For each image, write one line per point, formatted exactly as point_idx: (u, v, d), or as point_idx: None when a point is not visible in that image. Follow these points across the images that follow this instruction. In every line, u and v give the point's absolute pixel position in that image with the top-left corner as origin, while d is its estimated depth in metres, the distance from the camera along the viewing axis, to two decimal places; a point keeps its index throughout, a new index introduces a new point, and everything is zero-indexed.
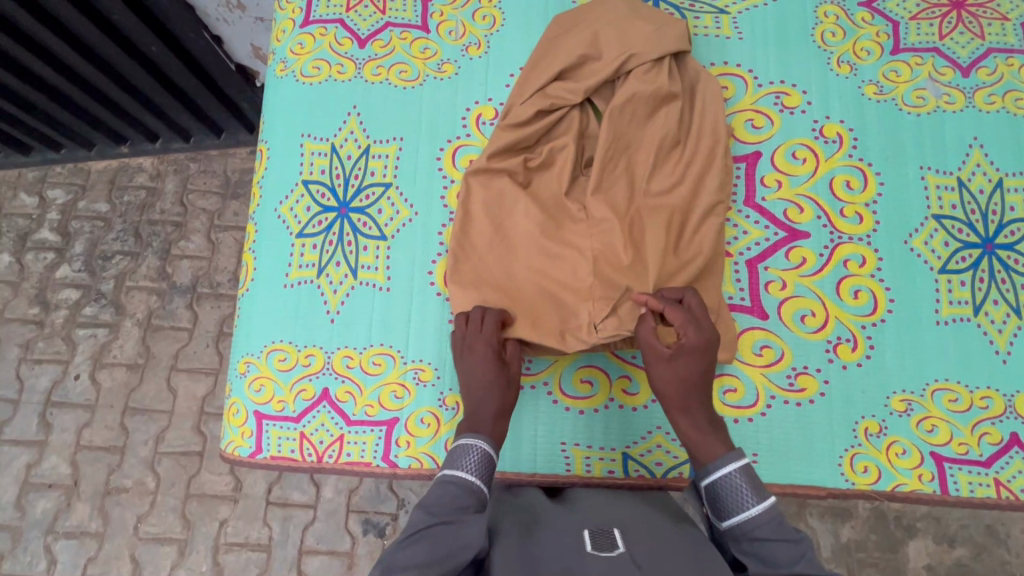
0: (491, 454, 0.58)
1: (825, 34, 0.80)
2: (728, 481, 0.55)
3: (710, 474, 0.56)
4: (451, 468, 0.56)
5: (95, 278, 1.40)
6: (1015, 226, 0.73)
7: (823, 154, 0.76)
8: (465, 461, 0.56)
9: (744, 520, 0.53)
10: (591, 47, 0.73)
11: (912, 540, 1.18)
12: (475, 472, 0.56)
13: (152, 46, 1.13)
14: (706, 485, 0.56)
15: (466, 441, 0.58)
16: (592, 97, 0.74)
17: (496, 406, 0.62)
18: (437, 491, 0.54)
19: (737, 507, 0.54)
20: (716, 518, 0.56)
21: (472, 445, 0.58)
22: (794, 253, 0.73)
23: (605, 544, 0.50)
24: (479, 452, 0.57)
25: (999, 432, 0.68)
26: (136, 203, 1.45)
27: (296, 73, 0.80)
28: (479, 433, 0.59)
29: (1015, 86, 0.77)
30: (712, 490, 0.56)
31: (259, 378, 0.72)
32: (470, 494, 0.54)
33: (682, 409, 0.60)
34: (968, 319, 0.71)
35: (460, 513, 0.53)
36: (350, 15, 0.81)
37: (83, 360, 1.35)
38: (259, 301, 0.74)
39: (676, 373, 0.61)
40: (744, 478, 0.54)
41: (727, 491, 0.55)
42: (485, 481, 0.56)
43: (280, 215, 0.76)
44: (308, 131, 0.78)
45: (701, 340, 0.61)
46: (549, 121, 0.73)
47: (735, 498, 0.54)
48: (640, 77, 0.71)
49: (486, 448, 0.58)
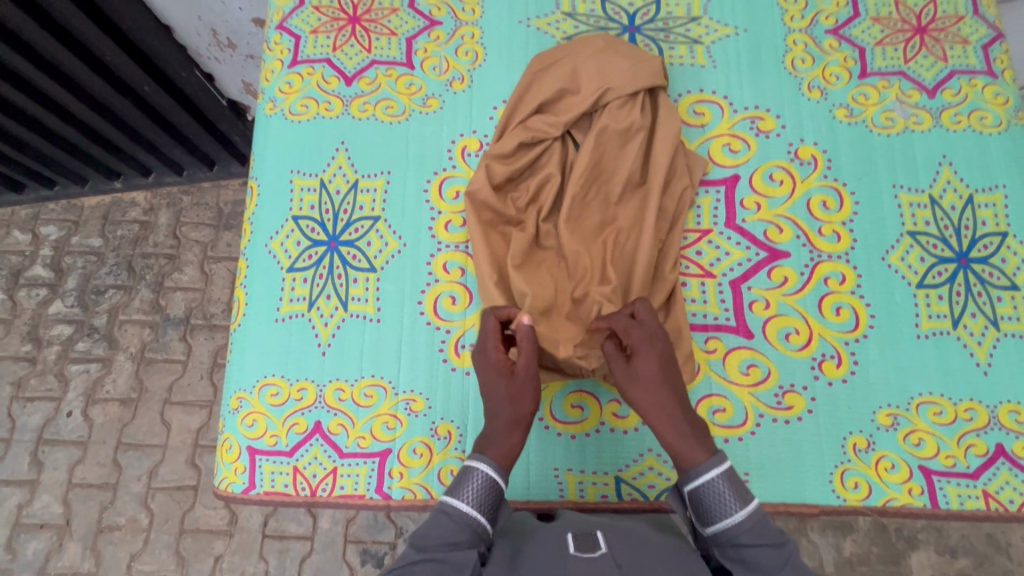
0: (493, 480, 0.57)
1: (796, 61, 0.83)
2: (712, 488, 0.55)
3: (695, 479, 0.56)
4: (451, 496, 0.56)
5: (88, 313, 1.41)
6: (988, 240, 0.75)
7: (799, 175, 0.78)
8: (466, 488, 0.56)
9: (730, 526, 0.53)
10: (570, 81, 0.76)
11: (914, 552, 1.18)
12: (472, 500, 0.56)
13: (144, 85, 1.15)
14: (689, 490, 0.56)
15: (472, 465, 0.58)
16: (571, 129, 0.77)
17: (511, 419, 0.61)
18: (429, 522, 0.55)
19: (723, 514, 0.54)
20: (699, 522, 0.56)
21: (476, 470, 0.57)
22: (776, 272, 0.75)
23: (587, 544, 0.52)
24: (479, 478, 0.57)
25: (984, 443, 0.69)
26: (129, 237, 1.46)
27: (285, 111, 0.82)
28: (486, 455, 0.59)
29: (980, 106, 0.80)
30: (696, 495, 0.56)
31: (252, 414, 0.72)
32: (464, 529, 0.54)
33: (653, 411, 0.59)
34: (948, 332, 0.73)
35: (452, 548, 0.52)
36: (337, 54, 0.84)
37: (75, 397, 1.34)
38: (250, 337, 0.75)
39: (633, 374, 0.60)
40: (727, 485, 0.55)
41: (712, 498, 0.55)
42: (487, 509, 0.56)
43: (270, 250, 0.77)
44: (298, 167, 0.80)
45: (647, 333, 0.62)
46: (532, 154, 0.76)
47: (720, 504, 0.54)
48: (615, 111, 0.75)
49: (490, 473, 0.57)
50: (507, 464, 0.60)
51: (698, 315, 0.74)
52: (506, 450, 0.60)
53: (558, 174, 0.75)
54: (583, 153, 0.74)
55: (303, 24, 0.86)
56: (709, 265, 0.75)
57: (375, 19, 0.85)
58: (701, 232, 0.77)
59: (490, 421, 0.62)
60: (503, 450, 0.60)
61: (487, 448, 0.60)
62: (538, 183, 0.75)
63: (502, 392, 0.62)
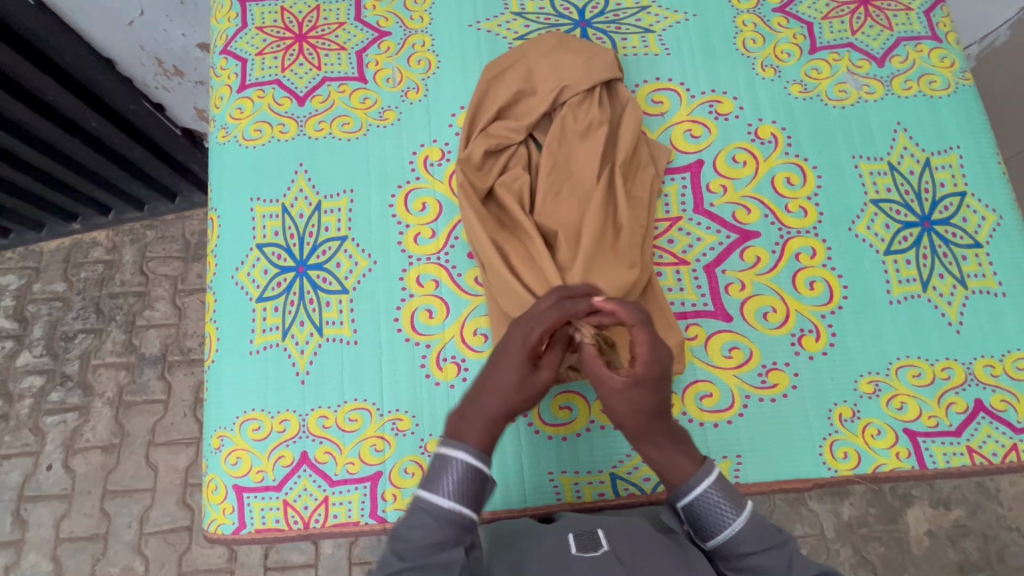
0: (473, 466, 0.55)
1: (747, 41, 0.84)
2: (705, 500, 0.56)
3: (688, 495, 0.57)
4: (431, 491, 0.54)
5: (59, 360, 1.36)
6: (948, 201, 0.77)
7: (761, 155, 0.79)
8: (444, 480, 0.54)
9: (730, 535, 0.55)
10: (525, 83, 0.76)
11: (910, 508, 1.25)
12: (454, 494, 0.54)
13: (90, 121, 1.11)
14: (686, 507, 0.57)
15: (450, 454, 0.55)
16: (533, 132, 0.76)
17: (498, 409, 0.57)
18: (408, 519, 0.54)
19: (720, 524, 0.56)
20: (694, 533, 0.58)
21: (454, 459, 0.55)
22: (747, 253, 0.76)
23: (589, 544, 0.53)
24: (459, 470, 0.54)
25: (964, 400, 0.70)
26: (94, 278, 1.41)
27: (238, 137, 0.80)
28: (465, 442, 0.56)
29: (928, 70, 0.82)
30: (690, 510, 0.57)
31: (235, 451, 0.70)
32: (447, 525, 0.53)
33: (642, 438, 0.58)
34: (918, 295, 0.74)
35: (438, 547, 0.52)
36: (286, 75, 0.82)
37: (54, 449, 1.30)
38: (226, 372, 0.73)
39: (629, 402, 0.57)
40: (719, 493, 0.56)
41: (708, 510, 0.56)
42: (469, 499, 0.54)
43: (237, 282, 0.75)
44: (257, 194, 0.78)
45: (657, 371, 0.57)
46: (496, 162, 0.76)
47: (715, 514, 0.56)
48: (574, 108, 0.75)
49: (471, 461, 0.55)
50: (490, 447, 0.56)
51: (676, 303, 0.74)
52: (489, 436, 0.57)
53: (526, 175, 0.74)
54: (547, 153, 0.74)
55: (248, 46, 0.83)
56: (682, 252, 0.76)
57: (322, 35, 0.83)
58: (672, 220, 0.77)
59: (481, 403, 0.57)
60: (481, 433, 0.56)
61: (461, 434, 0.56)
62: (506, 184, 0.74)
63: (517, 376, 0.57)
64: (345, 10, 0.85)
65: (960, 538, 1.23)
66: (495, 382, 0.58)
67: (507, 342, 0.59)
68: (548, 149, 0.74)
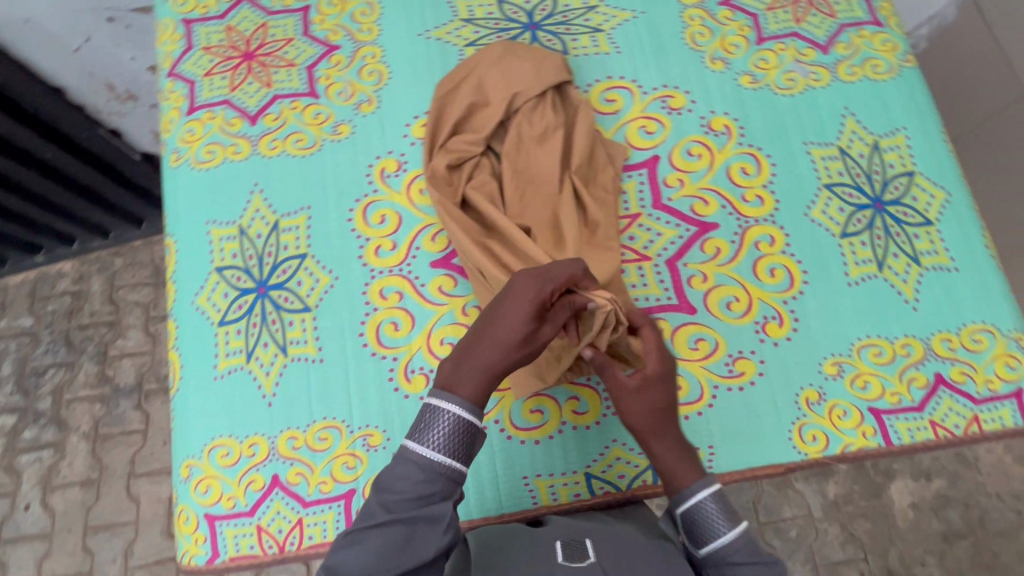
0: (464, 420, 0.54)
1: (695, 35, 0.85)
2: (701, 509, 0.58)
3: (685, 501, 0.59)
4: (420, 443, 0.54)
5: (30, 397, 1.33)
6: (898, 181, 0.79)
7: (715, 147, 0.80)
8: (433, 431, 0.54)
9: (721, 546, 0.56)
10: (479, 95, 0.76)
11: (892, 482, 1.27)
12: (444, 447, 0.53)
13: (45, 151, 1.08)
14: (682, 514, 0.59)
15: (441, 405, 0.54)
16: (491, 143, 0.77)
17: (495, 361, 0.56)
18: (394, 469, 0.54)
19: (713, 534, 0.57)
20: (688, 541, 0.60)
21: (444, 411, 0.54)
22: (707, 245, 0.76)
23: (576, 556, 0.53)
24: (450, 423, 0.54)
25: (924, 375, 0.72)
26: (62, 310, 1.38)
27: (190, 160, 0.79)
28: (458, 395, 0.55)
29: (871, 55, 0.83)
30: (686, 516, 0.59)
31: (204, 479, 0.69)
32: (436, 477, 0.53)
33: (655, 434, 0.62)
34: (875, 275, 0.75)
35: (426, 498, 0.52)
36: (235, 94, 0.81)
37: (31, 488, 1.27)
38: (191, 399, 0.71)
39: (646, 402, 0.62)
40: (716, 505, 0.58)
41: (702, 520, 0.58)
42: (459, 453, 0.54)
43: (198, 307, 0.74)
44: (213, 217, 0.77)
45: (666, 368, 0.64)
46: (462, 173, 0.75)
47: (709, 525, 0.57)
48: (528, 114, 0.75)
49: (461, 415, 0.54)
50: (483, 401, 0.56)
51: (641, 299, 0.75)
52: (483, 390, 0.56)
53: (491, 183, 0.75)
54: (507, 161, 0.74)
55: (195, 68, 0.82)
56: (644, 248, 0.76)
57: (270, 53, 0.82)
58: (631, 217, 0.77)
59: (478, 353, 0.56)
60: (476, 387, 0.56)
61: (456, 385, 0.56)
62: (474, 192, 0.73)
63: (522, 331, 0.56)
64: (292, 25, 0.84)
65: (943, 508, 1.26)
66: (495, 333, 0.57)
67: (517, 293, 0.57)
68: (506, 158, 0.75)
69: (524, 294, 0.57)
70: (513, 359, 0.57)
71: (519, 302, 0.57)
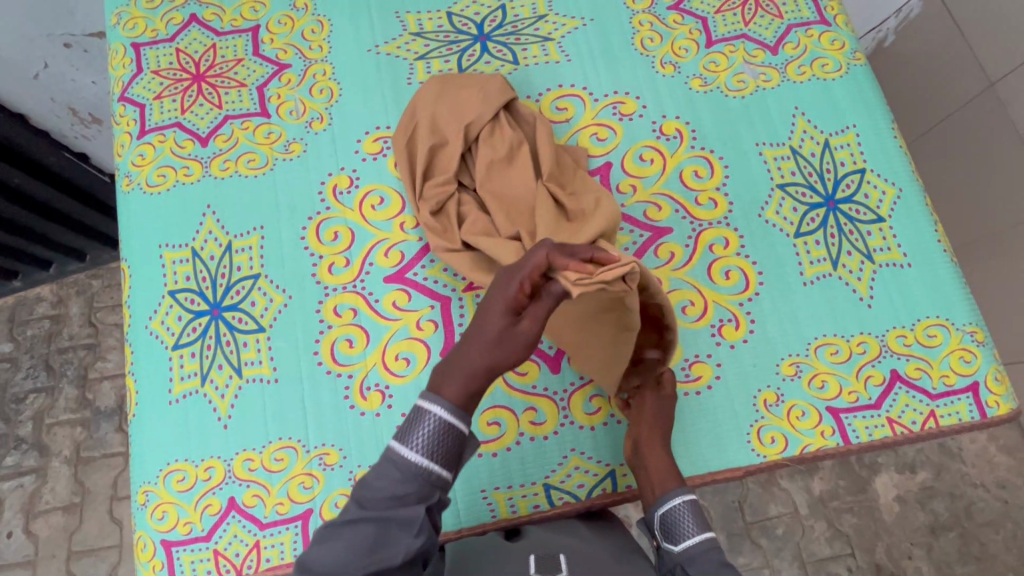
0: (448, 423, 0.53)
1: (645, 41, 0.85)
2: (677, 511, 0.61)
3: (665, 503, 0.62)
4: (400, 443, 0.53)
5: (11, 424, 1.32)
6: (849, 178, 0.79)
7: (668, 151, 0.80)
8: (416, 434, 0.53)
9: (692, 546, 0.59)
10: (434, 135, 0.74)
11: (877, 476, 1.27)
12: (423, 450, 0.53)
13: (14, 177, 1.05)
14: (660, 515, 0.62)
15: (425, 407, 0.54)
16: (461, 177, 0.75)
17: (479, 365, 0.54)
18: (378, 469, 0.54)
19: (686, 535, 0.60)
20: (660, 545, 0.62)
21: (429, 413, 0.53)
22: (662, 249, 0.76)
23: (550, 567, 0.55)
24: (432, 425, 0.53)
25: (880, 372, 0.72)
26: (41, 334, 1.38)
27: (142, 184, 0.79)
28: (442, 398, 0.54)
29: (820, 54, 0.84)
30: (664, 518, 0.62)
31: (161, 505, 0.68)
32: (413, 480, 0.52)
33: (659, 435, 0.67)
34: (830, 274, 0.75)
35: (401, 499, 0.52)
36: (186, 116, 0.81)
37: (13, 515, 1.26)
38: (146, 424, 0.71)
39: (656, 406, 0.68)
40: (691, 510, 0.61)
41: (678, 521, 0.61)
42: (439, 456, 0.53)
43: (152, 331, 0.74)
44: (166, 241, 0.77)
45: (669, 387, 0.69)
46: (449, 217, 0.73)
47: (684, 527, 0.60)
48: (487, 141, 0.74)
49: (444, 417, 0.53)
50: (468, 404, 0.55)
51: None
52: (466, 391, 0.55)
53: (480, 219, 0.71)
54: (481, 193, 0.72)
55: (145, 91, 0.82)
56: None
57: (221, 74, 0.83)
58: None
59: (462, 354, 0.55)
60: (461, 391, 0.54)
61: (440, 387, 0.55)
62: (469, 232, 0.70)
63: (495, 329, 0.54)
64: (242, 46, 0.84)
65: (929, 501, 1.26)
66: (476, 331, 0.55)
67: (494, 292, 0.54)
68: (482, 186, 0.72)
69: (502, 290, 0.53)
70: (491, 359, 0.54)
71: (495, 300, 0.54)
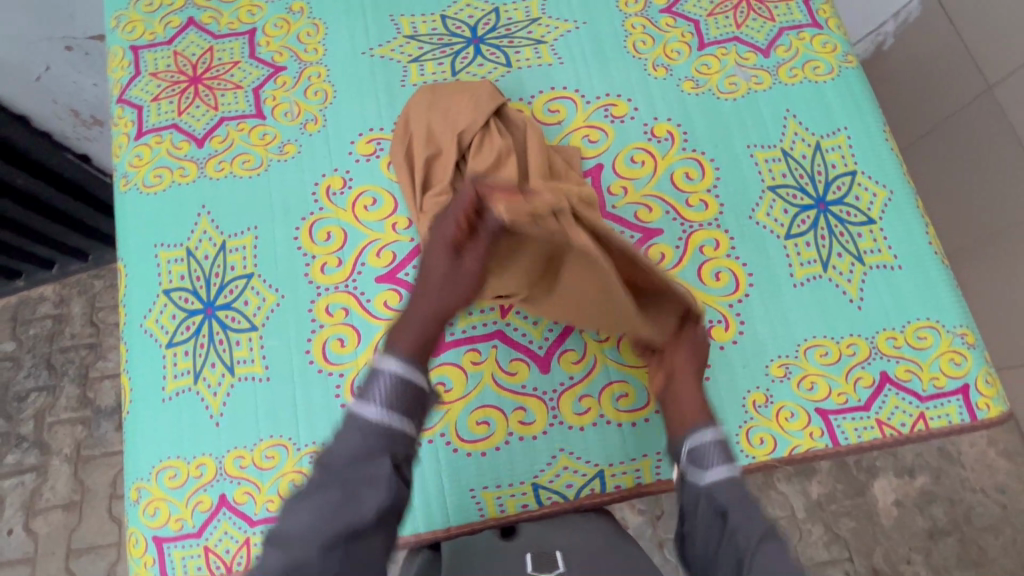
0: (404, 377, 0.57)
1: (637, 43, 0.85)
2: (707, 446, 0.64)
3: (694, 439, 0.64)
4: (362, 402, 0.57)
5: (13, 422, 1.33)
6: (841, 180, 0.79)
7: (659, 153, 0.80)
8: (375, 390, 0.57)
9: (720, 480, 0.62)
10: (429, 146, 0.74)
11: (875, 480, 1.26)
12: (383, 403, 0.56)
13: (18, 178, 1.06)
14: (689, 449, 0.65)
15: (381, 366, 0.58)
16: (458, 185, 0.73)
17: (433, 307, 0.61)
18: (345, 440, 0.55)
19: (715, 469, 0.63)
20: (683, 473, 0.65)
21: (384, 370, 0.57)
22: (652, 251, 0.77)
23: (545, 564, 0.56)
24: (388, 381, 0.57)
25: (869, 374, 0.72)
26: (43, 334, 1.39)
27: (138, 184, 0.80)
28: (399, 344, 0.60)
29: (812, 57, 0.84)
30: (693, 452, 0.64)
31: (153, 501, 0.69)
32: (377, 435, 0.55)
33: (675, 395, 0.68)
34: (820, 276, 0.76)
35: (366, 457, 0.54)
36: (183, 118, 0.82)
37: (14, 513, 1.27)
38: (140, 421, 0.72)
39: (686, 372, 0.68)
40: (720, 444, 0.64)
41: (707, 456, 0.63)
42: (399, 409, 0.57)
43: (147, 330, 0.75)
44: (161, 241, 0.78)
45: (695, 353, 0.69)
46: None
47: (712, 461, 0.63)
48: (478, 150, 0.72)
49: (400, 373, 0.57)
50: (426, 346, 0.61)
51: None
52: (421, 336, 0.61)
53: None
54: None
55: (143, 93, 0.83)
56: None
57: (217, 76, 0.84)
58: None
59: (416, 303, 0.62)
60: (418, 335, 0.61)
61: (399, 334, 0.61)
62: None
63: (441, 271, 0.60)
64: (239, 48, 0.85)
65: (928, 505, 1.25)
66: (427, 275, 0.61)
67: (436, 235, 0.60)
68: None
69: (442, 231, 0.59)
70: (441, 301, 0.61)
71: (437, 246, 0.60)
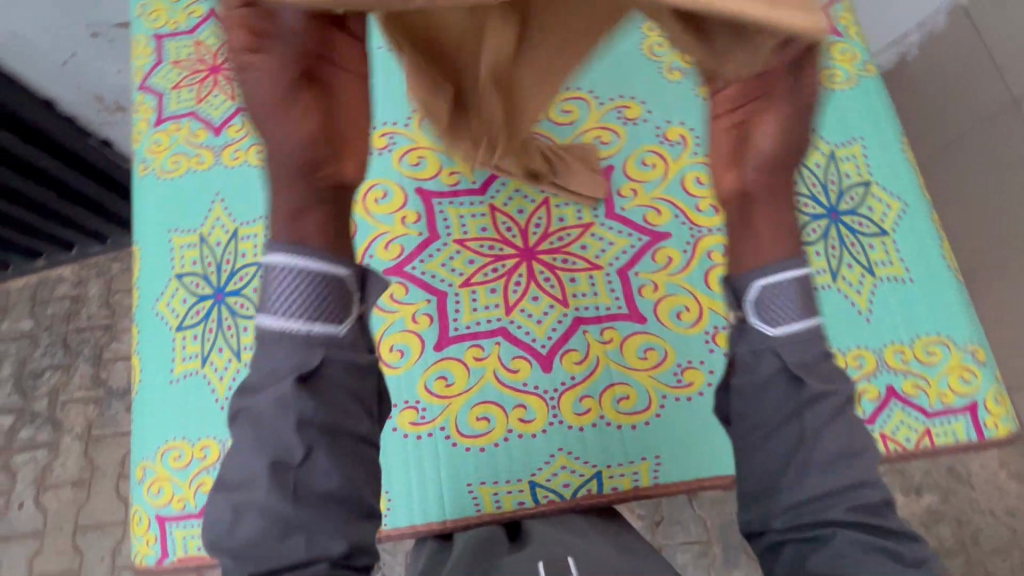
0: (308, 269, 0.41)
1: (653, 47, 0.87)
2: (785, 286, 0.49)
3: (764, 276, 0.50)
4: (262, 310, 0.42)
5: (28, 398, 1.36)
6: (853, 191, 0.78)
7: (670, 157, 0.80)
8: (273, 294, 0.41)
9: (796, 326, 0.49)
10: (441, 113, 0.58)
11: None
12: (287, 305, 0.41)
13: (41, 159, 1.09)
14: (760, 287, 0.50)
15: (271, 260, 0.42)
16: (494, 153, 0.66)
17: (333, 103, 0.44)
18: (277, 426, 0.39)
19: (792, 315, 0.49)
20: (743, 321, 0.51)
21: (277, 265, 0.41)
22: (659, 254, 0.77)
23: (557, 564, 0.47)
24: (289, 276, 0.41)
25: (875, 387, 0.71)
26: (61, 314, 1.42)
27: (156, 170, 0.82)
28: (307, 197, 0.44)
29: (830, 64, 0.83)
30: (762, 292, 0.50)
31: (157, 481, 0.70)
32: (288, 344, 0.40)
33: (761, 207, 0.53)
34: (829, 286, 0.74)
35: (275, 373, 0.40)
36: (201, 106, 0.83)
37: (25, 486, 1.30)
38: (148, 402, 0.73)
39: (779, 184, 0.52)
40: (800, 285, 0.50)
41: (779, 296, 0.49)
42: (311, 306, 0.41)
43: (158, 312, 0.76)
44: (175, 226, 0.79)
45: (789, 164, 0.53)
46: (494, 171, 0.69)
47: (789, 307, 0.49)
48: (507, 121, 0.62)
49: (304, 264, 0.41)
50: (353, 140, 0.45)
51: (590, 308, 0.75)
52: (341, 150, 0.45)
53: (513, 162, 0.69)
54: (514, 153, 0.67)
55: (164, 81, 0.85)
56: (595, 257, 0.77)
57: None
58: (584, 226, 0.78)
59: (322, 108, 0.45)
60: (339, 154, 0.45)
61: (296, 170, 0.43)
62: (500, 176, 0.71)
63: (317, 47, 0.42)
64: None
65: (934, 524, 1.23)
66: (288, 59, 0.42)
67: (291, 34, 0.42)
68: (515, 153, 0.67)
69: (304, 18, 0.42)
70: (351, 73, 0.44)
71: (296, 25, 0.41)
